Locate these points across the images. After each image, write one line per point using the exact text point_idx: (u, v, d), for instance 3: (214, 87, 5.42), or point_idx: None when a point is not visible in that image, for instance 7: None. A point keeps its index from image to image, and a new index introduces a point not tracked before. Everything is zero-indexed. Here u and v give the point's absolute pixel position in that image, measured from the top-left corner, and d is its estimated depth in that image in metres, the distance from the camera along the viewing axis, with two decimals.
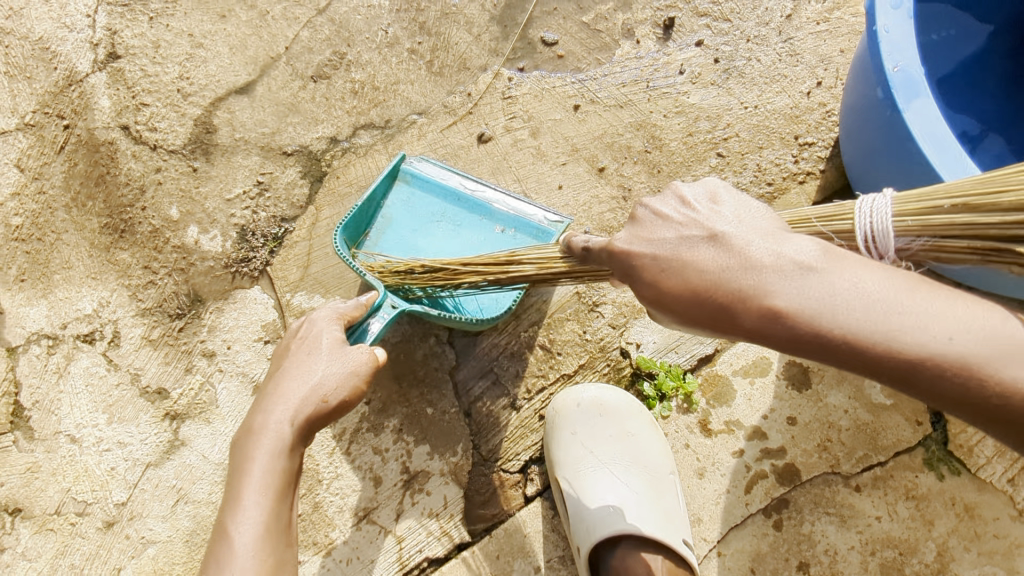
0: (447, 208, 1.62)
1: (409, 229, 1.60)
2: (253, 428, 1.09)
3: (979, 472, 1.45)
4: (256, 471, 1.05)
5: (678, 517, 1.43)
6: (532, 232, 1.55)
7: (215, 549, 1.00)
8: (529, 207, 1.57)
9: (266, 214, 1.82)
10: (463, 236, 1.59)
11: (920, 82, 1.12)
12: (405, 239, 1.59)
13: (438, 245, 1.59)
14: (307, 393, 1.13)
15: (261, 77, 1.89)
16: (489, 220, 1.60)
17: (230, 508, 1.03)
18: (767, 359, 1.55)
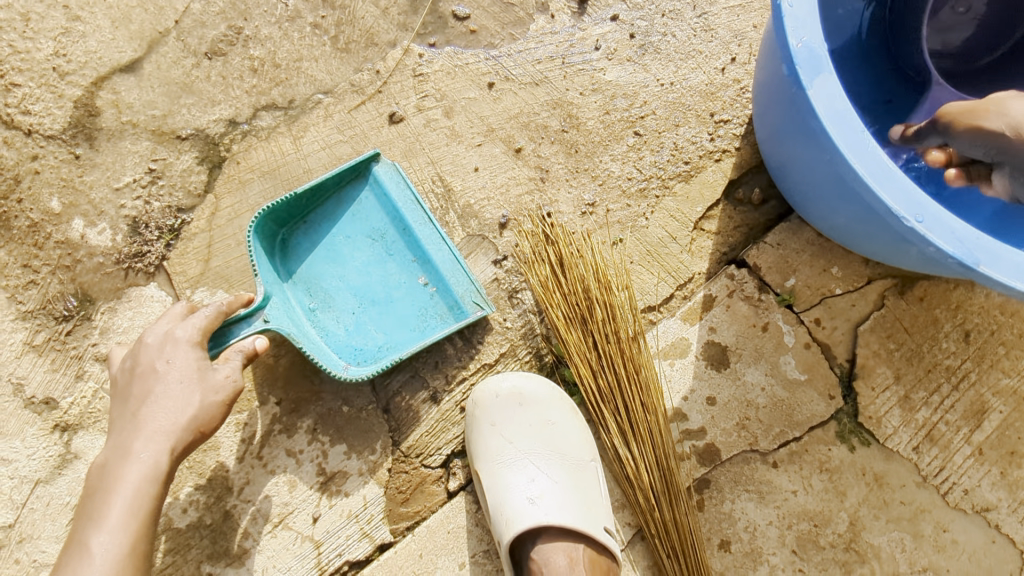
0: (388, 231, 1.57)
1: (344, 233, 1.57)
2: (129, 451, 1.20)
3: (887, 442, 1.48)
4: (126, 497, 1.17)
5: (598, 504, 1.43)
6: (449, 303, 1.53)
7: (71, 562, 1.11)
8: (459, 274, 1.52)
9: (161, 204, 1.68)
10: (388, 267, 1.56)
11: (823, 58, 1.08)
12: (334, 244, 1.57)
13: (361, 263, 1.56)
14: (185, 422, 1.25)
15: (149, 54, 1.73)
16: (420, 265, 1.55)
17: (93, 523, 1.14)
18: (686, 340, 1.54)
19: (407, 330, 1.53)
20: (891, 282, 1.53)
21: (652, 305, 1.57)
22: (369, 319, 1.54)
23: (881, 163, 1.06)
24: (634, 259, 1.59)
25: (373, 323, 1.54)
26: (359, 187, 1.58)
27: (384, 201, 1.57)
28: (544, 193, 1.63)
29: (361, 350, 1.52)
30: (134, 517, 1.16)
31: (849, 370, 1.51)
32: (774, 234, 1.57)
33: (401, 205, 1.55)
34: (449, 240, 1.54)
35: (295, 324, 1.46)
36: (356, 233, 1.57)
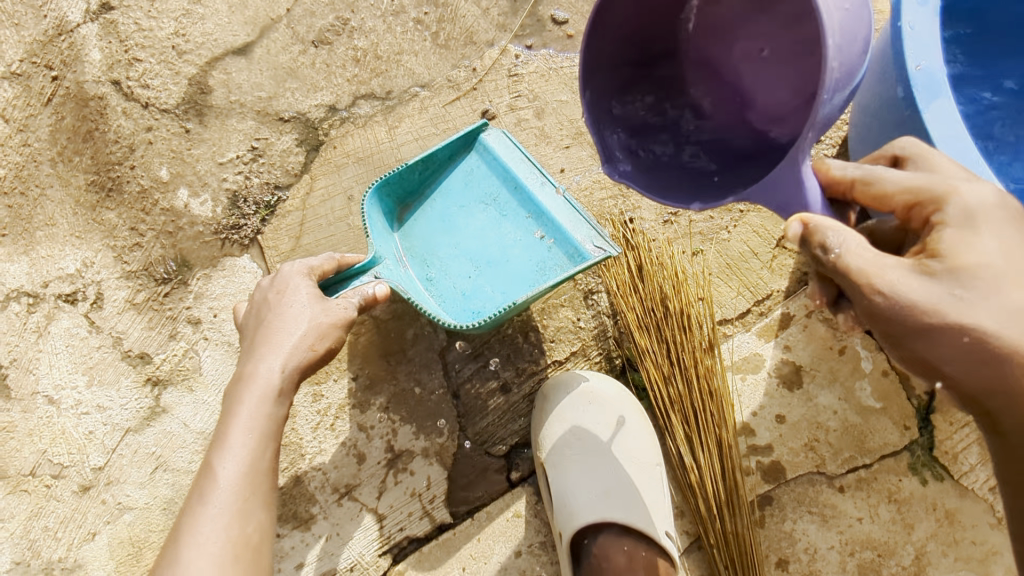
0: (500, 193, 1.56)
1: (456, 203, 1.58)
2: (250, 373, 1.16)
3: (962, 479, 1.45)
4: (242, 418, 1.11)
5: (660, 508, 1.45)
6: (568, 252, 1.47)
7: (200, 487, 1.06)
8: (578, 221, 1.47)
9: (260, 181, 1.77)
10: (503, 229, 1.54)
11: (942, 83, 1.10)
12: (448, 214, 1.58)
13: (476, 227, 1.56)
14: (297, 342, 1.21)
15: (261, 39, 1.83)
16: (535, 219, 1.52)
17: (217, 445, 1.09)
18: (760, 356, 1.54)
19: (525, 286, 1.48)
20: None
21: (727, 318, 1.57)
22: (485, 280, 1.52)
23: None
24: (713, 271, 1.60)
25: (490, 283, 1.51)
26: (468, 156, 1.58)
27: (494, 166, 1.56)
28: (627, 199, 1.66)
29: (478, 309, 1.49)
30: (255, 437, 1.11)
31: (927, 402, 1.49)
32: None
33: (510, 164, 1.54)
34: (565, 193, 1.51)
35: (410, 287, 1.48)
36: (469, 202, 1.58)
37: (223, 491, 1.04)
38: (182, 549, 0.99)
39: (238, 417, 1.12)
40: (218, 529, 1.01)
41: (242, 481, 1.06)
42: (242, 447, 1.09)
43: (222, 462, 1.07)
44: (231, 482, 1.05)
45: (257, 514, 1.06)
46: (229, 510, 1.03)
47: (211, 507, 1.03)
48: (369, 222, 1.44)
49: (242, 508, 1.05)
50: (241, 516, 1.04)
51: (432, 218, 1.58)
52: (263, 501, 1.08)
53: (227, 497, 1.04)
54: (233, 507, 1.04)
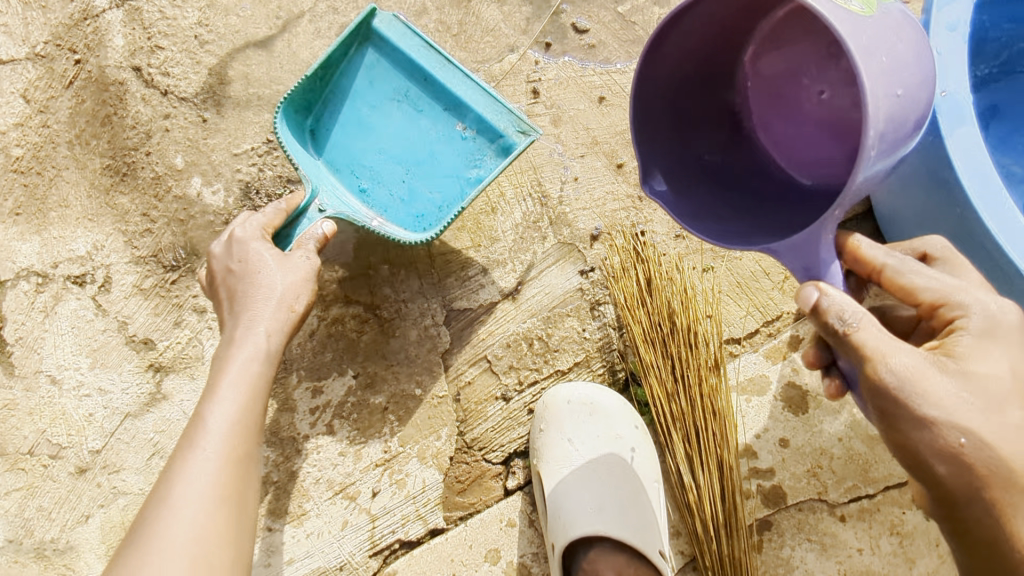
0: (410, 88, 1.63)
1: (367, 104, 1.63)
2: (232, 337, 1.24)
3: None
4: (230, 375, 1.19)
5: (654, 525, 1.42)
6: (492, 141, 1.59)
7: (188, 434, 1.12)
8: (495, 106, 1.57)
9: (273, 174, 1.80)
10: (422, 122, 1.62)
11: (966, 111, 1.08)
12: (361, 116, 1.62)
13: (390, 122, 1.62)
14: (273, 303, 1.28)
15: (283, 33, 1.84)
16: (451, 113, 1.62)
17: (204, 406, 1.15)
18: (766, 378, 1.52)
19: (457, 178, 1.59)
20: None
21: (735, 336, 1.55)
22: (418, 181, 1.60)
23: (1014, 222, 1.08)
24: (722, 288, 1.58)
25: (417, 189, 1.59)
26: (361, 51, 1.62)
27: (395, 59, 1.62)
28: (640, 211, 1.66)
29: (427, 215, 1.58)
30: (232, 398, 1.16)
31: None
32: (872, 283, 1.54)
33: (412, 54, 1.61)
34: (470, 78, 1.59)
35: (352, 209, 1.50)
36: (377, 100, 1.63)
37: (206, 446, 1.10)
38: (170, 493, 1.05)
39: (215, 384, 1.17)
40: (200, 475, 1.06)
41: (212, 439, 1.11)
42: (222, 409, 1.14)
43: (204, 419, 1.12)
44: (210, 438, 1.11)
45: (239, 463, 1.11)
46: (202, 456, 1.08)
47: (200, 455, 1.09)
48: (286, 142, 1.46)
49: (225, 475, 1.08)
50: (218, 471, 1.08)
51: (346, 117, 1.62)
52: (243, 441, 1.13)
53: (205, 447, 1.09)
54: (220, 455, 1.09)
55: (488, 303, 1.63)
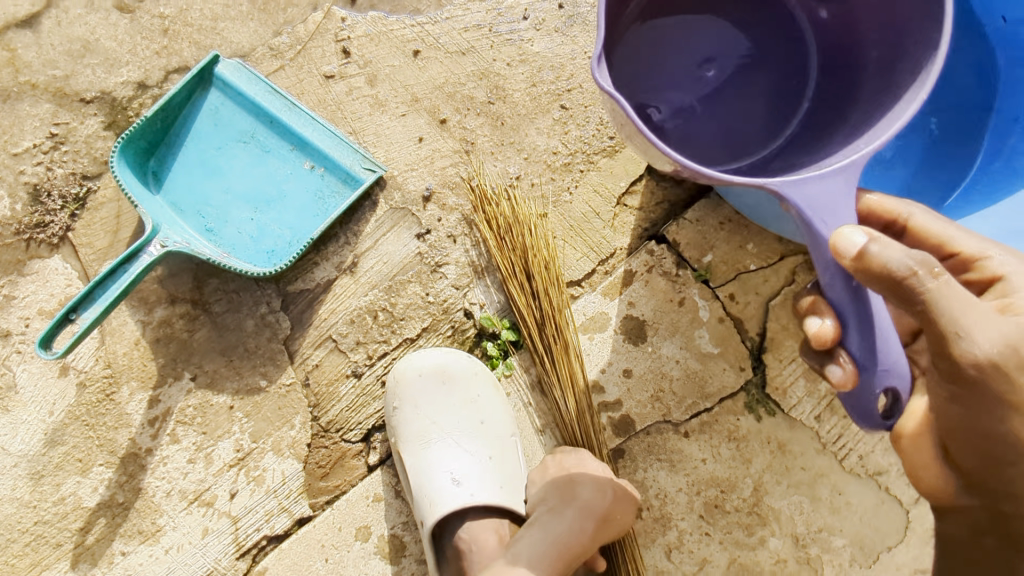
0: (256, 129, 1.59)
1: (212, 145, 1.59)
2: None
3: (791, 411, 1.55)
4: None
5: (518, 477, 1.47)
6: (341, 178, 1.57)
7: None
8: (341, 146, 1.57)
9: (63, 171, 1.59)
10: (269, 163, 1.59)
11: None
12: (207, 158, 1.58)
13: (239, 166, 1.58)
14: None
15: (48, 9, 1.61)
16: (299, 152, 1.58)
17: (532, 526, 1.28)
18: (606, 314, 1.57)
19: (310, 217, 1.57)
20: (801, 259, 1.59)
21: (574, 279, 1.58)
22: (270, 221, 1.57)
23: None
24: (557, 234, 1.60)
25: (268, 228, 1.56)
26: (207, 95, 1.59)
27: (239, 101, 1.59)
28: (469, 166, 1.62)
29: (278, 249, 1.55)
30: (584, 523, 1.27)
31: (759, 343, 1.57)
32: (694, 210, 1.61)
33: (258, 99, 1.58)
34: (314, 116, 1.59)
35: (193, 243, 1.50)
36: (225, 143, 1.59)
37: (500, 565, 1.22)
38: None
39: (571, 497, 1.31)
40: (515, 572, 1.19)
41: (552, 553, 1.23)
42: (565, 530, 1.26)
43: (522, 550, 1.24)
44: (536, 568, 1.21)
45: None
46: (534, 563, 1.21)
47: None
48: (126, 187, 1.44)
49: None
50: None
51: (192, 164, 1.58)
52: None
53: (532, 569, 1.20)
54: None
55: (325, 281, 1.57)
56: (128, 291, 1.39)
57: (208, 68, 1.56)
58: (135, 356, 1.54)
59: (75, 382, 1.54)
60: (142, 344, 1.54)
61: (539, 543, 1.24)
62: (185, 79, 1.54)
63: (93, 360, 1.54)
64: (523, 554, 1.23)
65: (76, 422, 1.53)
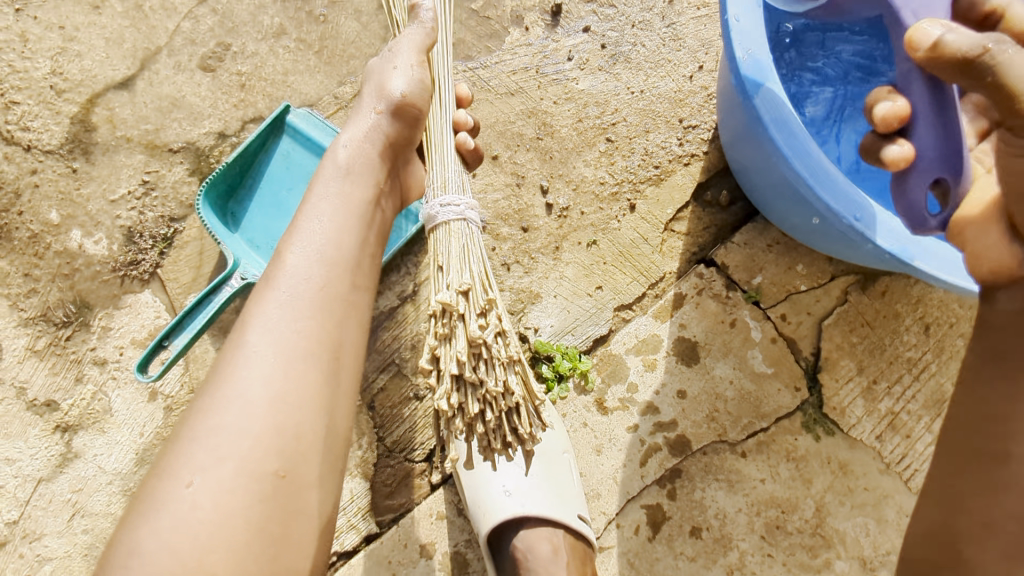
0: None
1: (284, 187, 1.73)
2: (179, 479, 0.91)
3: (851, 431, 1.55)
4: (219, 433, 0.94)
5: (570, 493, 1.50)
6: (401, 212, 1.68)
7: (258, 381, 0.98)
8: None
9: (154, 215, 1.76)
10: None
11: (768, 69, 1.14)
12: (280, 198, 1.73)
13: None
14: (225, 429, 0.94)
15: (142, 71, 1.81)
16: None
17: (318, 180, 1.17)
18: (657, 337, 1.61)
19: None
20: (854, 278, 1.59)
21: (625, 303, 1.63)
22: None
23: (826, 170, 1.13)
24: (607, 260, 1.66)
25: None
26: (279, 142, 1.74)
27: (307, 146, 1.73)
28: (520, 198, 1.69)
29: None
30: (374, 219, 1.18)
31: (814, 363, 1.57)
32: (741, 234, 1.64)
33: (324, 143, 1.72)
34: None
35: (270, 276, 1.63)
36: (296, 184, 1.74)
37: (297, 248, 1.09)
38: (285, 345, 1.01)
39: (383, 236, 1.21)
40: (307, 266, 1.07)
41: (354, 278, 1.11)
42: (358, 151, 1.19)
43: (312, 223, 1.12)
44: (355, 159, 1.18)
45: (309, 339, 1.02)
46: (342, 275, 1.09)
47: (224, 397, 0.96)
48: (211, 228, 1.59)
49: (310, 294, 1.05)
50: (353, 223, 1.14)
51: (267, 204, 1.73)
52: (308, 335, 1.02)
53: (351, 188, 1.16)
54: (320, 291, 1.06)
55: (388, 308, 1.67)
56: (213, 319, 1.53)
57: (281, 117, 1.72)
58: None
59: (163, 406, 1.68)
60: None
61: (309, 251, 1.08)
62: (261, 129, 1.69)
63: (180, 386, 1.68)
64: (302, 246, 1.09)
65: (165, 443, 1.67)
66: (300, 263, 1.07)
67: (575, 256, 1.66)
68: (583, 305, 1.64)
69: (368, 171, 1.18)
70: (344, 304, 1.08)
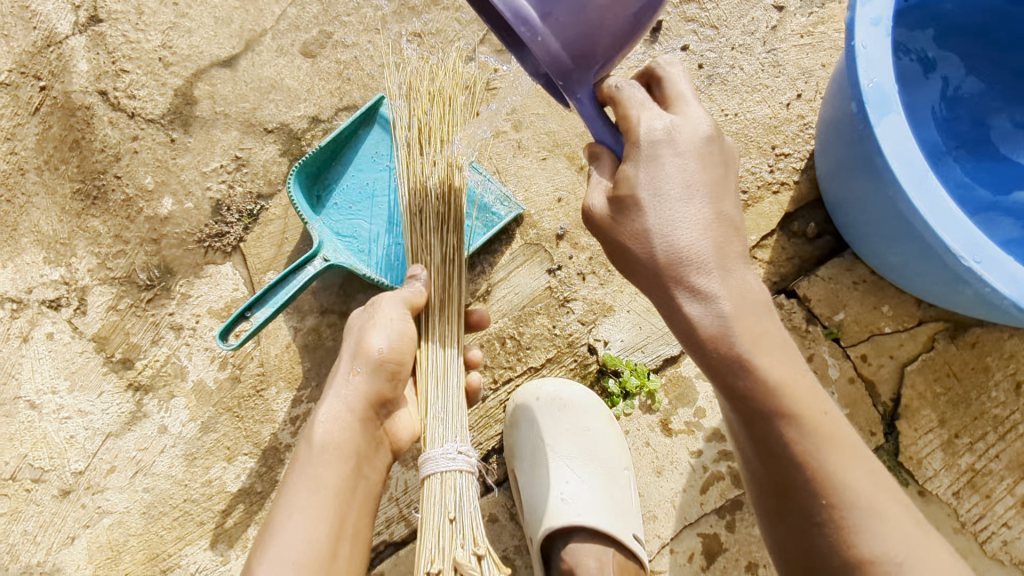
0: None
1: (369, 175, 1.76)
2: None
3: (926, 483, 1.50)
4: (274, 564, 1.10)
5: (628, 512, 1.47)
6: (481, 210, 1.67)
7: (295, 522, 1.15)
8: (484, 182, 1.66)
9: (243, 190, 1.81)
10: None
11: (893, 99, 1.11)
12: (363, 186, 1.75)
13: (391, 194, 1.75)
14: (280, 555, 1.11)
15: (246, 52, 1.87)
16: None
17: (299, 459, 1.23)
18: None
19: None
20: (942, 326, 1.55)
21: None
22: None
23: (946, 207, 1.10)
24: None
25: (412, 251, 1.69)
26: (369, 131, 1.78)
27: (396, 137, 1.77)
28: None
29: None
30: (355, 476, 1.24)
31: (892, 409, 1.53)
32: (826, 268, 1.61)
33: None
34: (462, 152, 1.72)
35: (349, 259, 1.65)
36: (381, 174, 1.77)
37: (290, 515, 1.15)
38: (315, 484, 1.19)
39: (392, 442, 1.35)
40: (296, 532, 1.13)
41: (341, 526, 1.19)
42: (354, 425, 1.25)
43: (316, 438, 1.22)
44: (331, 436, 1.23)
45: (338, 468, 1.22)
46: (322, 524, 1.16)
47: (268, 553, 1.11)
48: (299, 207, 1.62)
49: (336, 435, 1.23)
50: (329, 509, 1.18)
51: (350, 190, 1.75)
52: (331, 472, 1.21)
53: (344, 457, 1.23)
54: (308, 539, 1.13)
55: None
56: (294, 295, 1.55)
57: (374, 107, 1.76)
58: (287, 359, 1.71)
59: (231, 376, 1.72)
60: (295, 349, 1.71)
61: (295, 530, 1.14)
62: (354, 117, 1.73)
63: (250, 358, 1.71)
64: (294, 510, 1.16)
65: (230, 412, 1.70)
66: (289, 527, 1.14)
67: None
68: (657, 323, 1.62)
69: (345, 453, 1.23)
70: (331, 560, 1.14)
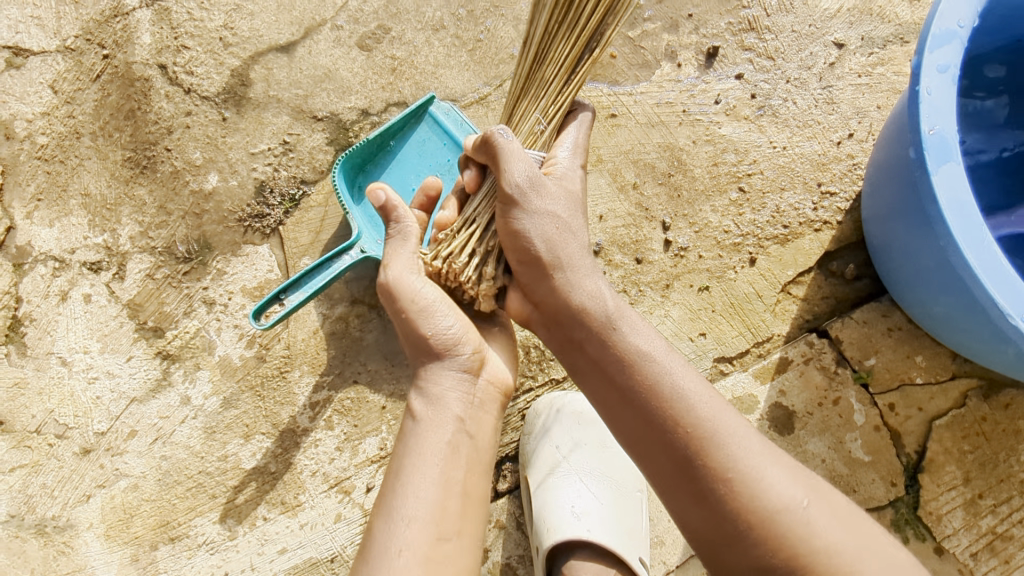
0: (454, 164, 1.76)
1: (414, 172, 1.77)
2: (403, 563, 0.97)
3: (944, 541, 1.47)
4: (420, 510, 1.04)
5: (637, 535, 1.47)
6: None
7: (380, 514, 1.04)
8: None
9: (287, 174, 1.84)
10: None
11: (953, 148, 1.10)
12: (406, 182, 1.77)
13: None
14: (426, 515, 1.03)
15: (304, 39, 1.90)
16: None
17: (380, 519, 1.04)
18: (754, 398, 1.56)
19: None
20: (975, 383, 1.53)
21: (726, 356, 1.60)
22: None
23: (997, 262, 1.09)
24: (716, 308, 1.63)
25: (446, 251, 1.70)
26: (417, 128, 1.78)
27: (443, 137, 1.76)
28: (640, 229, 1.68)
29: None
30: (459, 436, 1.15)
31: (916, 461, 1.51)
32: (861, 311, 1.59)
33: (461, 137, 1.75)
34: None
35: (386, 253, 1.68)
36: (424, 171, 1.77)
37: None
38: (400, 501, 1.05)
39: (501, 180, 1.19)
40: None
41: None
42: (449, 500, 1.06)
43: (399, 506, 1.04)
44: (429, 409, 1.17)
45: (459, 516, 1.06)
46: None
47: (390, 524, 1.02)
48: (342, 196, 1.65)
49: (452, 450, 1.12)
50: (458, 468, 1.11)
51: (392, 185, 1.77)
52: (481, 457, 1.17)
53: (431, 521, 1.02)
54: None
55: None
56: (328, 283, 1.57)
57: (424, 105, 1.76)
58: (312, 345, 1.74)
59: (256, 355, 1.74)
60: (321, 335, 1.74)
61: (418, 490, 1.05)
62: (403, 113, 1.74)
63: (277, 340, 1.74)
64: (407, 517, 1.02)
65: (252, 391, 1.73)
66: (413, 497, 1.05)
67: (684, 298, 1.64)
68: (683, 349, 1.61)
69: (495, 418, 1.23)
70: (431, 564, 0.98)
